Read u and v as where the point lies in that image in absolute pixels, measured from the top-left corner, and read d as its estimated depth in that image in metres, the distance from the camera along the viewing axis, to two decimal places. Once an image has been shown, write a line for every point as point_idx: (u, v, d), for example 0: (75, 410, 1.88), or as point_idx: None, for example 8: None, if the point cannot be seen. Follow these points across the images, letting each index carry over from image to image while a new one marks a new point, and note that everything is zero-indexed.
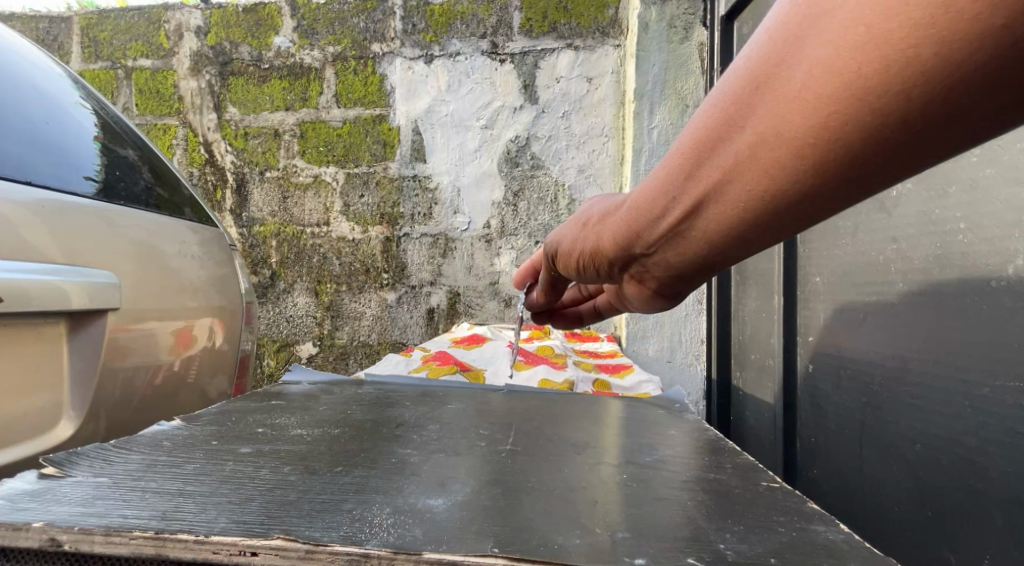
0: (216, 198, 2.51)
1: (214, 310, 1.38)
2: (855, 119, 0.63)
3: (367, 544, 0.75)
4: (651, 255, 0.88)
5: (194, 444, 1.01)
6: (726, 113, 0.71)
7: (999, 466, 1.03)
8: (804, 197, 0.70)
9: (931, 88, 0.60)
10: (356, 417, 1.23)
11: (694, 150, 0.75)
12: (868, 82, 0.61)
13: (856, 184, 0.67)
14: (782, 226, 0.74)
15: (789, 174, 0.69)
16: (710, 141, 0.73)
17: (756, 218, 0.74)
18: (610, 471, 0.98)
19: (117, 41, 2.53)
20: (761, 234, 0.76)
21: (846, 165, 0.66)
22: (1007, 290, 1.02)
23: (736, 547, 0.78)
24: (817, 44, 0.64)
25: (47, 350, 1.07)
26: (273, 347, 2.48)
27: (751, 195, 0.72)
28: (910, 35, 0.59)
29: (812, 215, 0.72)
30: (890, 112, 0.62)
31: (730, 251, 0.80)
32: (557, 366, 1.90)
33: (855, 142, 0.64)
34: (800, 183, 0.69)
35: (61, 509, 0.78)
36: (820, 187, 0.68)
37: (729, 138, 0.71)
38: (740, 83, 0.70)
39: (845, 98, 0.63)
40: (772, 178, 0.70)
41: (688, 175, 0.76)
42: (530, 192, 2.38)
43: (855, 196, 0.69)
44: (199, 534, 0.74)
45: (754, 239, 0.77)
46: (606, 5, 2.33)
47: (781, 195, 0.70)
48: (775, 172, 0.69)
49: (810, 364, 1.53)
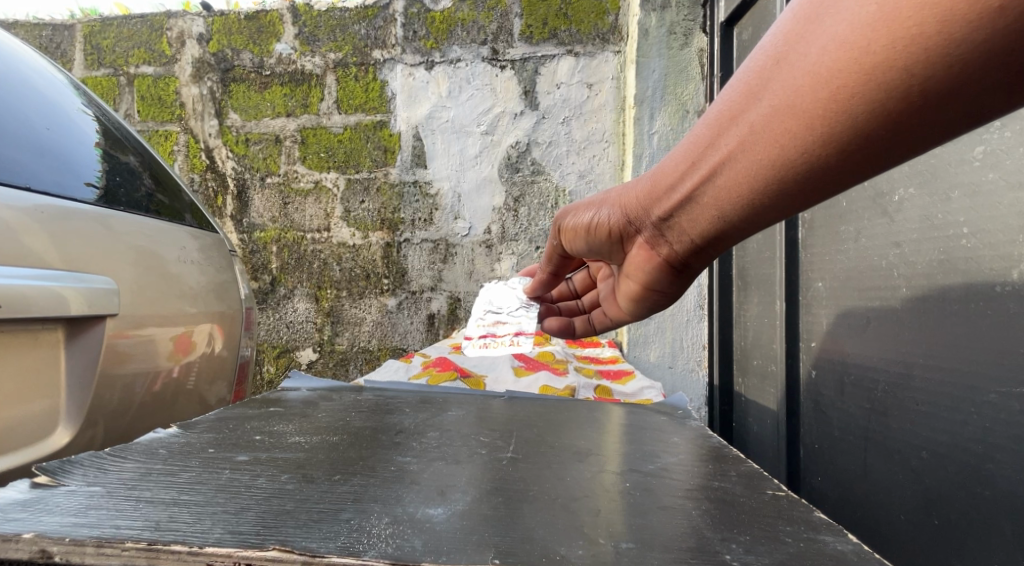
0: (216, 204, 2.50)
1: (213, 316, 1.37)
2: (863, 93, 0.68)
3: (365, 555, 0.73)
4: (668, 221, 0.94)
5: (191, 452, 1.00)
6: (747, 85, 0.77)
7: (1006, 474, 1.02)
8: (813, 167, 0.75)
9: (934, 65, 0.64)
10: (356, 424, 1.22)
11: (717, 119, 0.81)
12: (876, 59, 0.66)
13: (863, 156, 0.72)
14: (791, 196, 0.79)
15: (798, 143, 0.74)
16: (730, 110, 0.79)
17: (767, 186, 0.79)
18: (613, 479, 0.97)
19: (120, 48, 2.53)
20: (772, 203, 0.81)
21: (851, 138, 0.70)
22: (1012, 296, 1.01)
23: (743, 558, 0.77)
24: (835, 20, 0.68)
25: (45, 357, 1.06)
26: (273, 353, 2.47)
27: (765, 163, 0.77)
28: (915, 15, 0.63)
29: (820, 187, 0.76)
30: (895, 88, 0.66)
31: (744, 219, 0.85)
32: (559, 372, 1.89)
33: (860, 115, 0.69)
34: (808, 152, 0.74)
35: (52, 518, 0.77)
36: (827, 158, 0.73)
37: (745, 109, 0.77)
38: (763, 58, 0.75)
39: (855, 74, 0.67)
40: (783, 147, 0.75)
41: (707, 142, 0.82)
42: (530, 198, 2.37)
43: (862, 169, 0.73)
44: (194, 546, 0.73)
45: (765, 208, 0.82)
46: (606, 11, 2.33)
47: (792, 163, 0.75)
48: (786, 141, 0.74)
49: (813, 369, 1.52)
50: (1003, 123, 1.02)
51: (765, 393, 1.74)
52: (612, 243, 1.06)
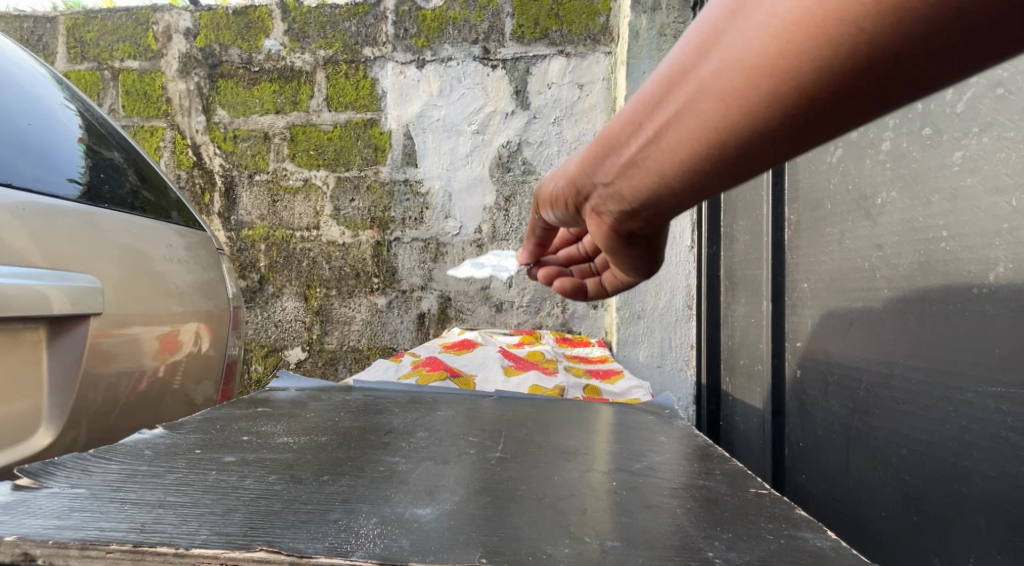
0: (204, 201, 2.48)
1: (200, 315, 1.36)
2: (816, 49, 0.61)
3: (352, 555, 0.73)
4: (607, 195, 0.85)
5: (176, 453, 0.99)
6: (692, 38, 0.69)
7: (983, 471, 1.03)
8: (757, 131, 0.67)
9: (893, 20, 0.58)
10: (344, 424, 1.21)
11: (656, 77, 0.73)
12: (834, 10, 0.60)
13: (809, 122, 0.65)
14: (732, 165, 0.71)
15: (743, 104, 0.66)
16: (672, 64, 0.71)
17: (706, 151, 0.71)
18: (600, 479, 0.97)
19: (104, 42, 2.51)
20: (711, 173, 0.73)
21: (799, 99, 0.64)
22: (989, 298, 1.02)
23: (725, 555, 0.77)
24: None
25: (26, 359, 1.04)
26: (261, 352, 2.45)
27: (705, 126, 0.69)
28: None
29: (761, 155, 0.69)
30: (850, 42, 0.60)
31: (683, 190, 0.77)
32: (548, 371, 1.89)
33: (810, 74, 0.62)
34: (759, 113, 0.66)
35: (35, 521, 0.76)
36: (773, 120, 0.66)
37: (694, 65, 0.69)
38: (710, 10, 0.68)
39: (810, 25, 0.61)
40: (727, 108, 0.67)
41: (646, 102, 0.74)
42: (521, 198, 2.37)
43: (806, 134, 0.66)
44: (180, 548, 0.72)
45: (703, 180, 0.74)
46: (597, 13, 2.33)
47: (738, 123, 0.68)
48: (731, 101, 0.67)
49: (798, 369, 1.52)
50: (980, 130, 1.03)
51: (752, 392, 1.75)
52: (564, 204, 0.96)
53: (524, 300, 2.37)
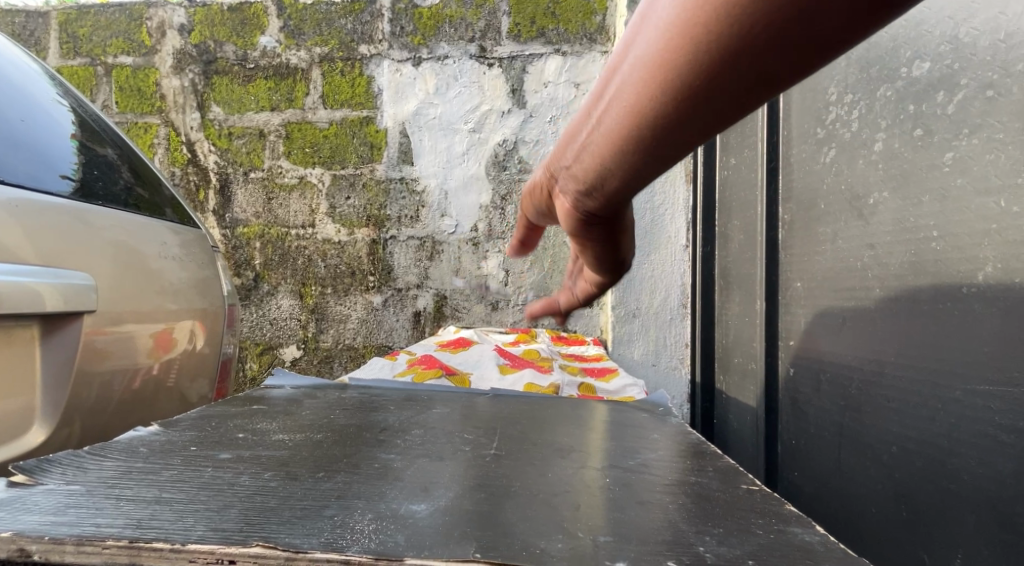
0: (199, 199, 2.48)
1: (195, 313, 1.36)
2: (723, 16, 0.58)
3: (348, 550, 0.73)
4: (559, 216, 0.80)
5: (172, 450, 0.99)
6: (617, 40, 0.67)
7: (970, 468, 1.03)
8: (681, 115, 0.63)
9: None
10: (340, 422, 1.22)
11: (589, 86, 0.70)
12: None
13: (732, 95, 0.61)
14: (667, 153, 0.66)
15: (663, 90, 0.63)
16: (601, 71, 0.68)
17: (632, 153, 0.67)
18: (594, 475, 0.98)
19: (97, 38, 2.50)
20: (648, 170, 0.68)
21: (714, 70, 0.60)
22: (978, 297, 1.03)
23: (716, 549, 0.77)
24: None
25: (19, 355, 1.04)
26: (257, 350, 2.45)
27: (625, 122, 0.66)
28: None
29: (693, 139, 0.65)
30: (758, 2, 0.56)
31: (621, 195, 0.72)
32: (543, 370, 1.90)
33: (723, 41, 0.58)
34: (682, 101, 0.62)
35: (30, 517, 0.77)
36: (695, 101, 0.62)
37: (612, 70, 0.66)
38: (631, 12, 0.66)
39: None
40: (649, 98, 0.64)
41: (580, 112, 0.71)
42: (517, 196, 2.38)
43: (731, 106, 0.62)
44: (176, 543, 0.73)
45: (640, 179, 0.69)
46: (593, 11, 2.33)
47: (653, 121, 0.64)
48: (650, 90, 0.63)
49: (791, 367, 1.53)
50: (970, 131, 1.04)
51: (745, 390, 1.76)
52: (527, 221, 0.87)
53: (520, 298, 2.38)
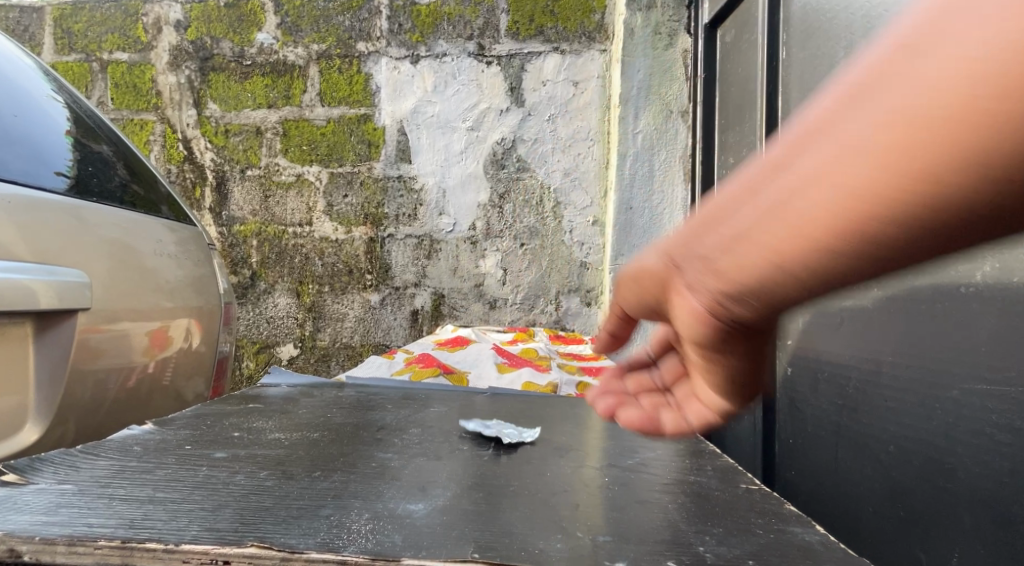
0: (195, 196, 2.47)
1: (191, 310, 1.35)
2: (952, 173, 0.41)
3: (344, 550, 0.72)
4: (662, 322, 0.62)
5: (166, 449, 0.98)
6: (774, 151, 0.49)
7: (967, 467, 1.02)
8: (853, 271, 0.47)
9: None
10: (337, 421, 1.21)
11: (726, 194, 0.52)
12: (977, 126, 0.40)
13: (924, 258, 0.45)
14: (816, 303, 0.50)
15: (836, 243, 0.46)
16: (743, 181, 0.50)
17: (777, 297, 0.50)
18: (592, 475, 0.97)
19: (93, 34, 2.49)
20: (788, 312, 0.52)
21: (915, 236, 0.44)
22: (976, 296, 1.02)
23: (715, 549, 0.77)
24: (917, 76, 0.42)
25: (14, 353, 1.03)
26: (253, 348, 2.44)
27: (774, 263, 0.49)
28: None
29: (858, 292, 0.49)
30: (1001, 166, 0.40)
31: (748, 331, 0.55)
32: (541, 368, 1.89)
33: (939, 200, 0.42)
34: (867, 253, 0.45)
35: (21, 518, 0.75)
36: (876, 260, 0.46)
37: (765, 189, 0.49)
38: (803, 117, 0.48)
39: (943, 147, 0.41)
40: (813, 244, 0.47)
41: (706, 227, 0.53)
42: (516, 194, 2.37)
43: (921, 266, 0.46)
44: (169, 543, 0.72)
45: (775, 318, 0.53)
46: (592, 10, 2.32)
47: (817, 273, 0.47)
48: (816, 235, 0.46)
49: (789, 366, 1.52)
50: None
51: None
52: (620, 310, 0.70)
53: (518, 297, 2.37)
